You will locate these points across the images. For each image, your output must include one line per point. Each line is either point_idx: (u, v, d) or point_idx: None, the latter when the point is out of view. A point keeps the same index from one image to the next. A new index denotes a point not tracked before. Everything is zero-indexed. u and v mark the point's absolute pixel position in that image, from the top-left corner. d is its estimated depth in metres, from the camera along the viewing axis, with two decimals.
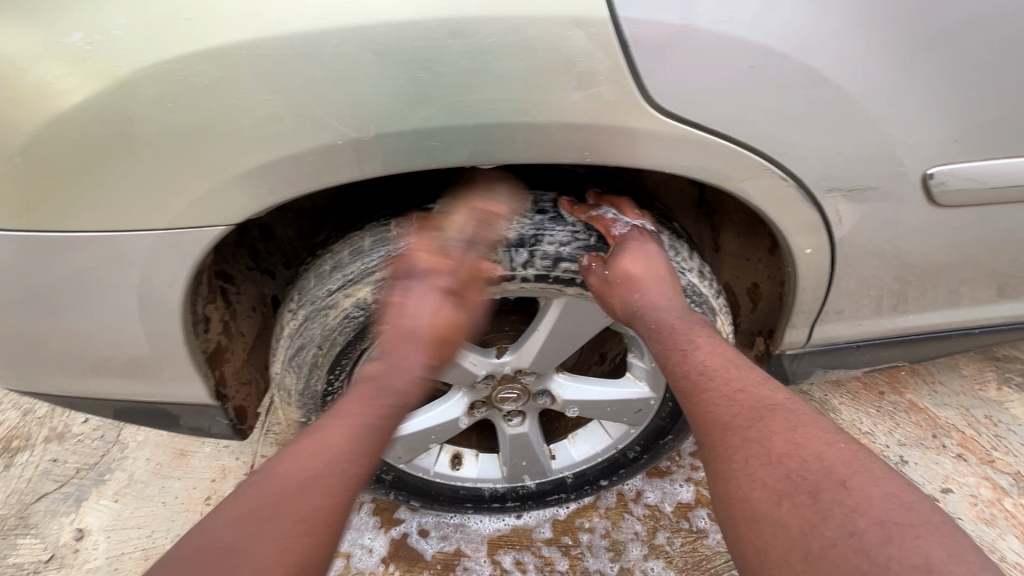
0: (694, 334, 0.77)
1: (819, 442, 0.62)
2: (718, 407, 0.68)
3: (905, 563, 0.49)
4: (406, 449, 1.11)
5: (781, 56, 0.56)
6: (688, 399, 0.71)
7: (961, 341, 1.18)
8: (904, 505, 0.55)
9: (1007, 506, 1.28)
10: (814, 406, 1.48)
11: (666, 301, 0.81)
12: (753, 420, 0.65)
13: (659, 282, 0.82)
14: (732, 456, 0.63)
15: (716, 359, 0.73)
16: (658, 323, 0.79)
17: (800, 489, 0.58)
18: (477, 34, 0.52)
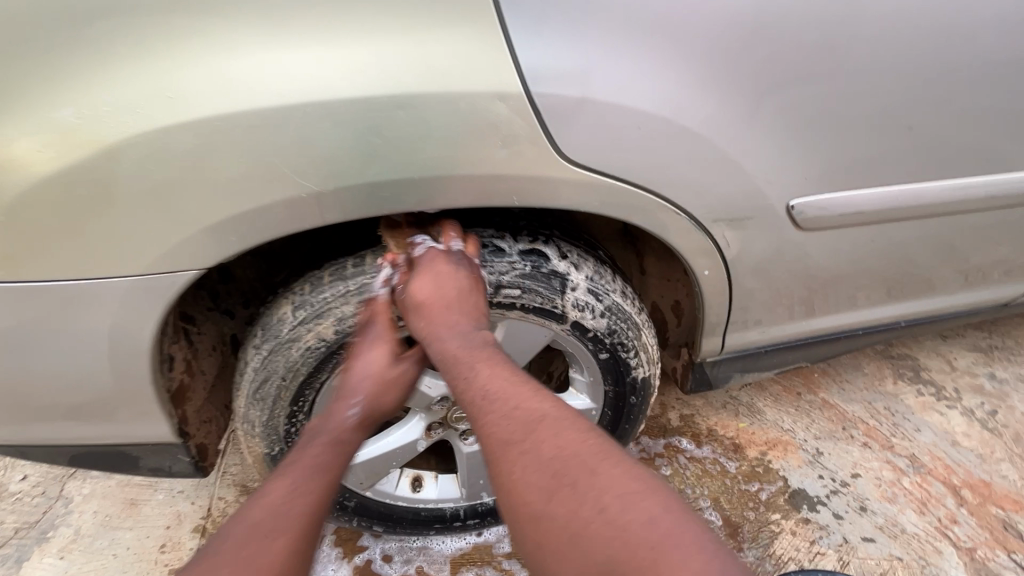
0: (475, 361, 0.81)
1: (576, 442, 0.69)
2: (497, 426, 0.72)
3: (636, 525, 0.60)
4: (368, 474, 1.17)
5: (661, 119, 0.71)
6: (474, 421, 0.75)
7: (851, 341, 1.37)
8: (632, 473, 0.66)
9: (905, 484, 1.47)
10: (742, 409, 1.65)
11: (456, 326, 0.86)
12: (523, 435, 0.71)
13: (450, 305, 0.86)
14: (511, 470, 0.69)
15: (498, 383, 0.77)
16: (444, 351, 0.85)
17: (565, 485, 0.65)
18: (419, 106, 0.64)
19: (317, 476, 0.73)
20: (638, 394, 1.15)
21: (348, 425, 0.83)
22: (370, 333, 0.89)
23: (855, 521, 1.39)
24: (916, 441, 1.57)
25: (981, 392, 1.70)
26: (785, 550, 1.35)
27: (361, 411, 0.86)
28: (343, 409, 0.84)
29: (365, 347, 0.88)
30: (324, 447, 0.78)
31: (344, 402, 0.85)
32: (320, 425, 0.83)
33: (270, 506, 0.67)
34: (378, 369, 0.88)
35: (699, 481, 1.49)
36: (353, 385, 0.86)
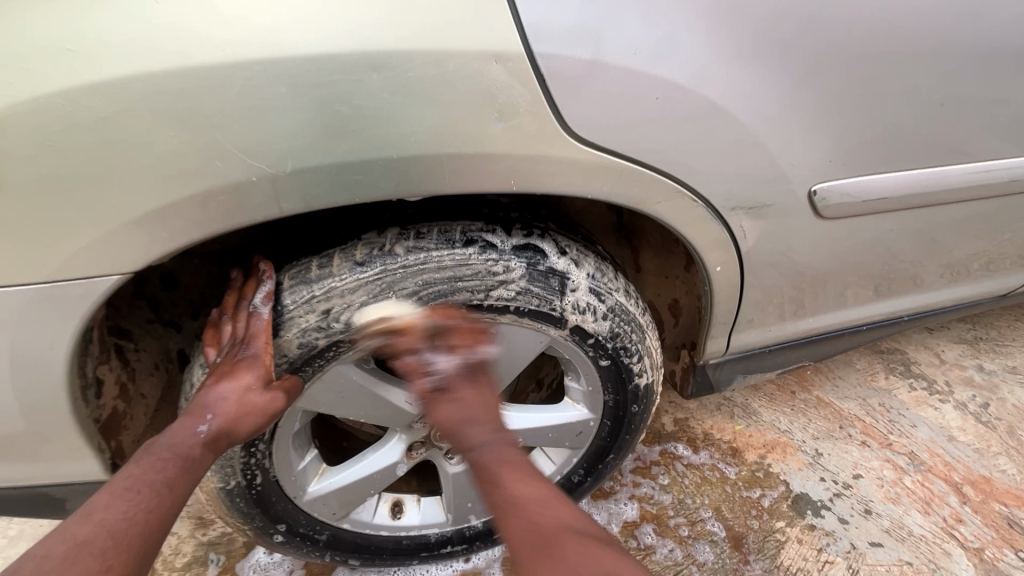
0: (507, 470, 0.65)
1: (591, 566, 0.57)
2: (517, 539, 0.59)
3: None
4: (341, 504, 1.04)
5: (681, 90, 0.61)
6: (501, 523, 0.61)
7: (853, 337, 1.31)
8: None
9: (908, 483, 1.42)
10: (737, 411, 1.58)
11: (491, 433, 0.68)
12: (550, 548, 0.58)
13: (486, 411, 0.70)
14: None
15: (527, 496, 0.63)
16: (477, 464, 0.66)
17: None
18: (396, 69, 0.52)
19: (141, 512, 0.63)
20: (641, 402, 1.05)
21: (193, 448, 0.72)
22: (259, 358, 0.76)
23: (861, 526, 1.33)
24: (914, 437, 1.53)
25: (971, 385, 1.68)
26: (792, 560, 1.28)
27: (203, 431, 0.73)
28: (185, 426, 0.73)
29: (243, 370, 0.75)
30: (155, 470, 0.68)
31: (192, 420, 0.74)
32: (155, 443, 0.71)
33: (70, 545, 0.58)
34: (241, 398, 0.74)
35: (699, 490, 1.41)
36: (207, 399, 0.75)
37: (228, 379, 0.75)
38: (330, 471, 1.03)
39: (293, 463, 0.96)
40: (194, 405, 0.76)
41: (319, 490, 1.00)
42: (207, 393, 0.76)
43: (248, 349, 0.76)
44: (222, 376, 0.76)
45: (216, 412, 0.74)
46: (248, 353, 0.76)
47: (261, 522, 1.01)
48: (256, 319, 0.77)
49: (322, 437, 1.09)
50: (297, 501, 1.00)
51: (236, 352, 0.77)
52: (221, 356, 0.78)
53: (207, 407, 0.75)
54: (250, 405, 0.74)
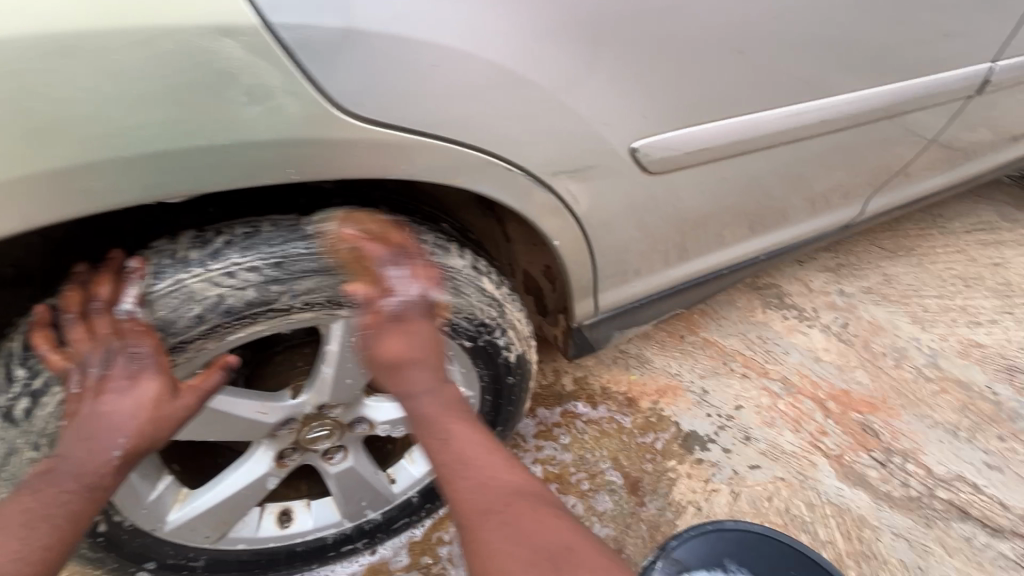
0: (457, 425, 0.73)
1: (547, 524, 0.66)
2: (463, 489, 0.67)
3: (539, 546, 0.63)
4: (212, 525, 0.97)
5: (461, 54, 0.58)
6: (446, 487, 0.69)
7: (720, 280, 1.38)
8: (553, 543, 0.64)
9: (781, 406, 1.55)
10: (631, 361, 1.65)
11: (435, 383, 0.74)
12: (500, 506, 0.66)
13: (429, 351, 0.74)
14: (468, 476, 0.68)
15: (471, 445, 0.71)
16: (416, 412, 0.73)
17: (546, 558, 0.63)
18: (103, 52, 0.46)
19: (38, 551, 0.60)
20: (516, 373, 1.05)
21: (100, 472, 0.65)
22: (155, 366, 0.67)
23: (741, 451, 1.45)
24: (786, 363, 1.67)
25: (834, 308, 1.85)
26: (683, 495, 1.37)
27: (118, 453, 0.66)
28: (100, 450, 0.66)
29: (145, 379, 0.67)
30: (63, 494, 0.63)
31: (95, 447, 0.65)
32: (60, 466, 0.64)
33: None
34: (147, 411, 0.67)
35: (598, 443, 1.46)
36: (103, 422, 0.66)
37: (133, 393, 0.66)
38: (194, 494, 0.96)
39: (143, 494, 0.88)
40: (78, 431, 0.65)
41: (181, 517, 0.93)
42: (91, 415, 0.66)
43: (136, 354, 0.66)
44: (121, 388, 0.66)
45: (127, 428, 0.66)
46: (140, 359, 0.66)
47: (120, 562, 0.93)
48: (131, 324, 0.66)
49: (183, 459, 1.00)
50: (158, 533, 0.92)
51: (120, 362, 0.66)
52: (93, 367, 0.66)
53: (112, 427, 0.66)
54: (166, 415, 0.68)
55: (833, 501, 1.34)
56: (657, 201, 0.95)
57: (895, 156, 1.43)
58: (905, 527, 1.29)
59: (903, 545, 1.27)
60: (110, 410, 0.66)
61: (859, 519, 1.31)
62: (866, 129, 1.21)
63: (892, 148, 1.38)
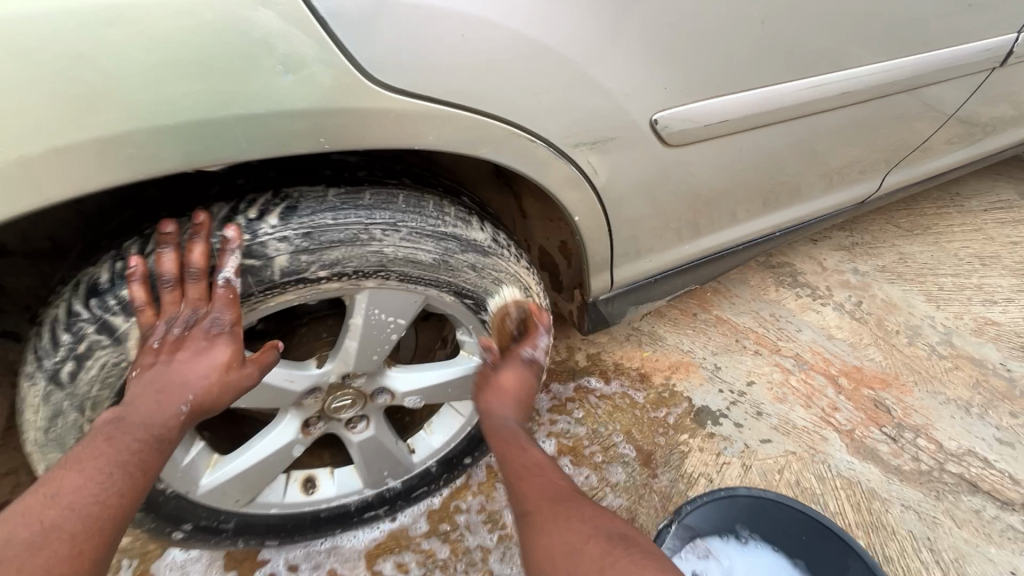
0: (525, 443, 0.82)
1: (603, 516, 0.72)
2: (529, 491, 0.75)
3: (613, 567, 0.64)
4: (242, 490, 1.01)
5: (489, 25, 0.60)
6: (514, 487, 0.77)
7: (734, 256, 1.38)
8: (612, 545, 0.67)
9: (792, 382, 1.57)
10: (644, 338, 1.67)
11: (517, 418, 0.86)
12: (562, 501, 0.73)
13: (522, 393, 0.88)
14: (537, 521, 0.71)
15: (538, 460, 0.80)
16: (502, 429, 0.84)
17: (602, 537, 0.68)
18: (144, 24, 0.48)
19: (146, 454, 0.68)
20: None
21: (169, 427, 0.70)
22: (232, 331, 0.72)
23: (753, 426, 1.47)
24: (798, 341, 1.68)
25: (848, 286, 1.85)
26: (695, 468, 1.39)
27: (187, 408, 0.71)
28: (167, 410, 0.70)
29: (220, 344, 0.71)
30: (92, 492, 0.62)
31: (167, 399, 0.70)
32: (160, 377, 0.70)
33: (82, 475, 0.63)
34: (221, 372, 0.72)
35: (611, 417, 1.49)
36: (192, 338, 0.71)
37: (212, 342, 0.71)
38: (224, 460, 1.00)
39: (177, 459, 0.92)
40: (152, 383, 0.70)
41: (213, 481, 0.97)
42: (163, 372, 0.70)
43: (219, 319, 0.71)
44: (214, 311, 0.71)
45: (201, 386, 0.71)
46: (222, 324, 0.71)
47: (157, 524, 0.97)
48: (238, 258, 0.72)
49: (213, 427, 1.04)
50: (191, 496, 0.97)
51: (203, 324, 0.71)
52: (175, 326, 0.70)
53: (183, 384, 0.70)
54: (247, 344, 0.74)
55: (843, 474, 1.36)
56: (677, 174, 0.96)
57: (914, 131, 1.41)
58: (914, 499, 1.30)
59: (912, 517, 1.28)
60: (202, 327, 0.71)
61: (868, 491, 1.33)
62: (887, 102, 1.20)
63: (911, 122, 1.36)
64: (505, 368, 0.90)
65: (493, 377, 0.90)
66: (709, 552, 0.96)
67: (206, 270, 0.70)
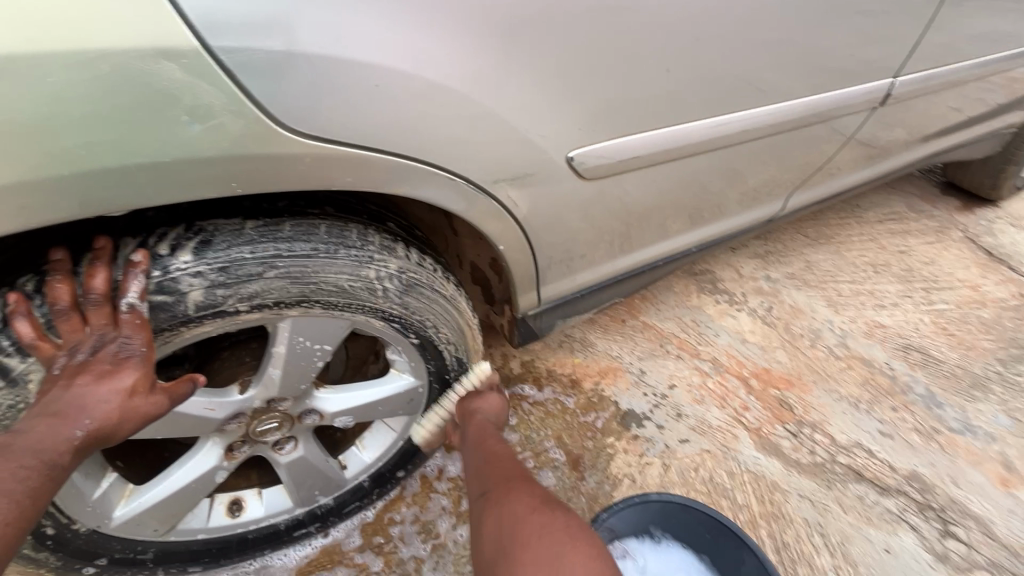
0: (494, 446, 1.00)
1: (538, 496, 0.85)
2: (489, 474, 0.93)
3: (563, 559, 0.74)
4: (160, 519, 0.98)
5: (404, 77, 0.63)
6: (482, 474, 0.95)
7: (657, 270, 1.47)
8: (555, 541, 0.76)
9: (709, 384, 1.69)
10: (576, 345, 1.75)
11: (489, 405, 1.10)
12: (502, 485, 0.89)
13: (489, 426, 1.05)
14: (491, 507, 0.86)
15: (502, 451, 0.99)
16: (479, 425, 1.05)
17: (536, 511, 0.81)
18: (43, 79, 0.49)
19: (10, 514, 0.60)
20: (463, 357, 1.10)
21: (56, 453, 0.65)
22: (134, 364, 0.69)
23: (673, 426, 1.58)
24: (716, 345, 1.81)
25: (761, 293, 2.01)
26: (620, 469, 1.48)
27: (82, 433, 0.67)
28: (62, 431, 0.66)
29: (128, 369, 0.69)
30: (1, 501, 0.60)
31: (62, 424, 0.66)
32: (67, 412, 0.66)
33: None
34: (123, 398, 0.69)
35: (543, 423, 1.55)
36: (83, 392, 0.67)
37: (113, 378, 0.68)
38: (140, 490, 0.96)
39: (85, 492, 0.88)
40: (42, 410, 0.66)
41: (128, 512, 0.94)
42: (62, 395, 0.67)
43: (129, 345, 0.68)
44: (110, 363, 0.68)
45: (107, 406, 0.68)
46: (132, 349, 0.69)
47: (65, 560, 0.93)
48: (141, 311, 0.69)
49: (128, 456, 1.01)
50: (104, 529, 0.93)
51: (109, 349, 0.68)
52: (79, 352, 0.67)
53: (81, 408, 0.67)
54: (138, 405, 0.71)
55: (750, 469, 1.49)
56: (598, 202, 1.02)
57: (815, 157, 1.54)
58: (809, 490, 1.45)
59: (807, 505, 1.42)
60: (99, 363, 0.68)
61: (771, 484, 1.46)
62: (788, 135, 1.32)
63: (813, 149, 1.49)
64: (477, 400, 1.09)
65: (476, 413, 1.07)
66: (626, 552, 1.03)
67: (111, 296, 0.68)
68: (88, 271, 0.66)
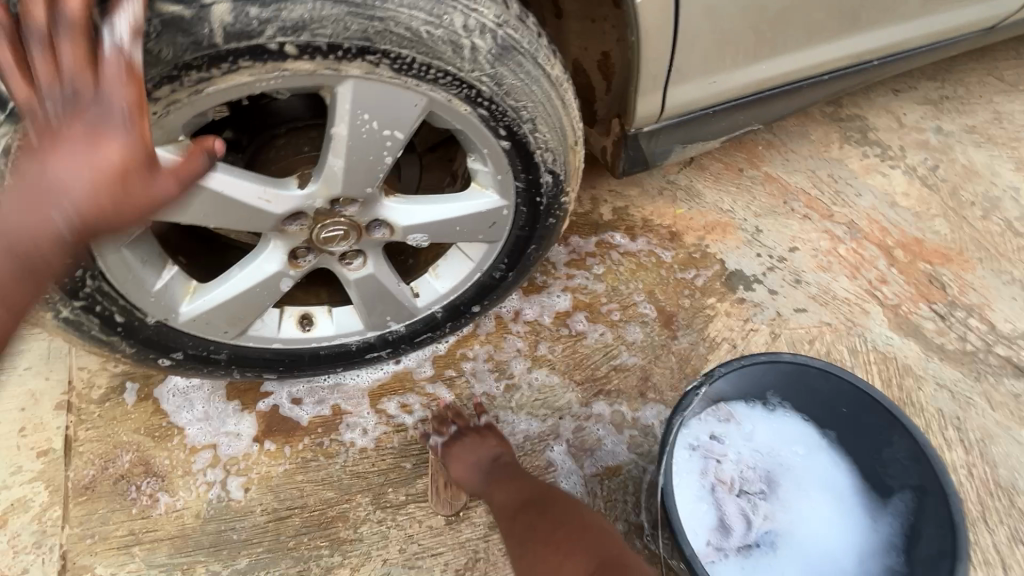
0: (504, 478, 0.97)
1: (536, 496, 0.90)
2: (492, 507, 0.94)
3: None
4: (228, 322, 0.92)
5: None
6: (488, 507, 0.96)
7: (816, 91, 1.12)
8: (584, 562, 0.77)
9: (841, 252, 1.40)
10: (680, 194, 1.48)
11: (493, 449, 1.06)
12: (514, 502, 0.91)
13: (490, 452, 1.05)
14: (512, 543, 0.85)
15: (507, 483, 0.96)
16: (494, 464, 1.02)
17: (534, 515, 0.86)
18: None
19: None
20: (560, 174, 0.89)
21: (37, 250, 0.50)
22: (129, 128, 0.49)
23: (789, 294, 1.34)
24: (856, 207, 1.47)
25: (926, 148, 1.58)
26: (718, 333, 1.30)
27: (62, 217, 0.49)
28: (47, 208, 0.49)
29: (110, 132, 0.49)
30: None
31: (36, 207, 0.49)
32: (42, 186, 0.49)
33: None
34: (109, 178, 0.49)
35: (633, 276, 1.36)
36: (53, 162, 0.48)
37: (92, 144, 0.48)
38: (204, 289, 0.89)
39: (146, 279, 0.81)
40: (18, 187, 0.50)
41: (193, 310, 0.87)
42: (37, 166, 0.49)
43: (108, 91, 0.49)
44: (85, 119, 0.49)
45: (90, 174, 0.48)
46: (111, 98, 0.49)
47: (138, 350, 0.89)
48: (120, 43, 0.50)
49: (191, 253, 0.93)
50: (173, 324, 0.88)
51: (84, 95, 0.49)
52: (54, 108, 0.49)
53: (55, 186, 0.48)
54: (129, 186, 0.50)
55: (879, 350, 1.26)
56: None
57: None
58: (951, 379, 1.22)
59: (945, 396, 1.20)
60: (74, 116, 0.49)
61: (903, 368, 1.23)
62: None
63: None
64: (469, 438, 1.08)
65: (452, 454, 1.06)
66: (730, 416, 0.89)
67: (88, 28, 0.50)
68: None
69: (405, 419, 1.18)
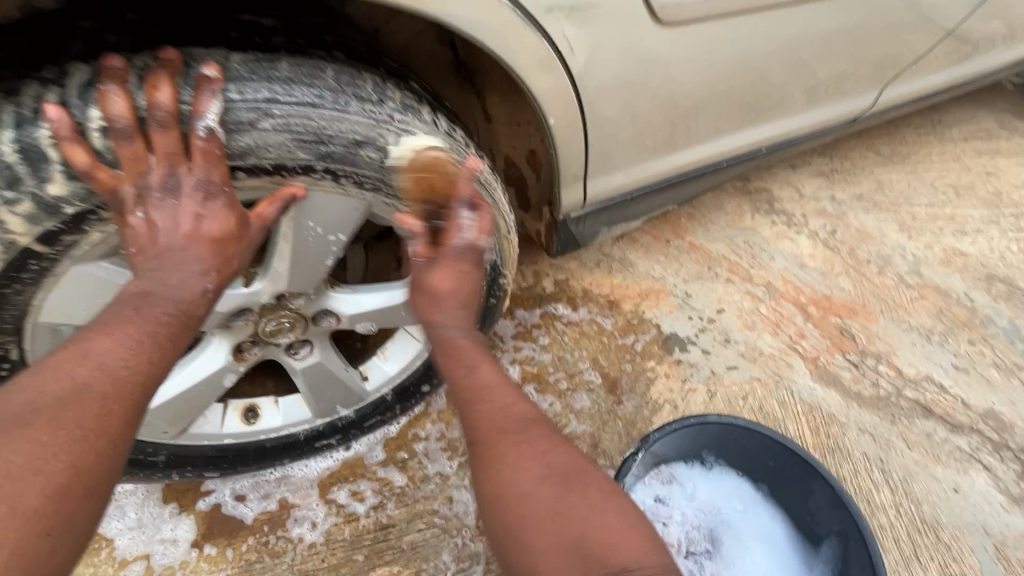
0: (478, 359, 0.76)
1: (560, 449, 0.68)
2: (477, 416, 0.71)
3: (608, 558, 0.59)
4: (170, 420, 0.91)
5: None
6: (466, 409, 0.72)
7: (719, 174, 1.29)
8: (619, 531, 0.61)
9: (762, 311, 1.53)
10: (615, 265, 1.60)
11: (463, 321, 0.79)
12: (519, 429, 0.69)
13: (463, 295, 0.79)
14: (493, 463, 0.67)
15: (490, 380, 0.74)
16: (446, 341, 0.77)
17: (555, 476, 0.65)
18: None
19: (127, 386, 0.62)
20: (496, 260, 0.96)
21: (189, 307, 0.69)
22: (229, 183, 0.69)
23: (720, 353, 1.44)
24: (771, 270, 1.63)
25: (824, 214, 1.79)
26: (660, 394, 1.37)
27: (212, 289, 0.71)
28: (188, 283, 0.69)
29: (213, 207, 0.68)
30: (121, 357, 0.62)
31: (170, 262, 0.68)
32: (154, 293, 0.67)
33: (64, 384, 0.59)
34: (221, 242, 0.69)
35: (578, 344, 1.43)
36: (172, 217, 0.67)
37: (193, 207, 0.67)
38: None
39: None
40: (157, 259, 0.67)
41: None
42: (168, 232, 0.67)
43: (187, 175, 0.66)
44: (191, 199, 0.67)
45: (212, 267, 0.70)
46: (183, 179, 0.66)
47: None
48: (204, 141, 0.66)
49: None
50: None
51: (166, 180, 0.66)
52: (157, 186, 0.66)
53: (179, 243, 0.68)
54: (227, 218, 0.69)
55: (805, 400, 1.36)
56: (652, 72, 0.90)
57: (912, 45, 1.30)
58: (870, 424, 1.32)
59: (867, 439, 1.30)
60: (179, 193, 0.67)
61: (828, 416, 1.34)
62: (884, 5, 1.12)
63: (905, 35, 1.24)
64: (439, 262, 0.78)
65: (425, 279, 0.79)
66: (672, 478, 0.93)
67: (178, 118, 0.65)
68: (152, 86, 0.63)
69: (356, 507, 1.15)
